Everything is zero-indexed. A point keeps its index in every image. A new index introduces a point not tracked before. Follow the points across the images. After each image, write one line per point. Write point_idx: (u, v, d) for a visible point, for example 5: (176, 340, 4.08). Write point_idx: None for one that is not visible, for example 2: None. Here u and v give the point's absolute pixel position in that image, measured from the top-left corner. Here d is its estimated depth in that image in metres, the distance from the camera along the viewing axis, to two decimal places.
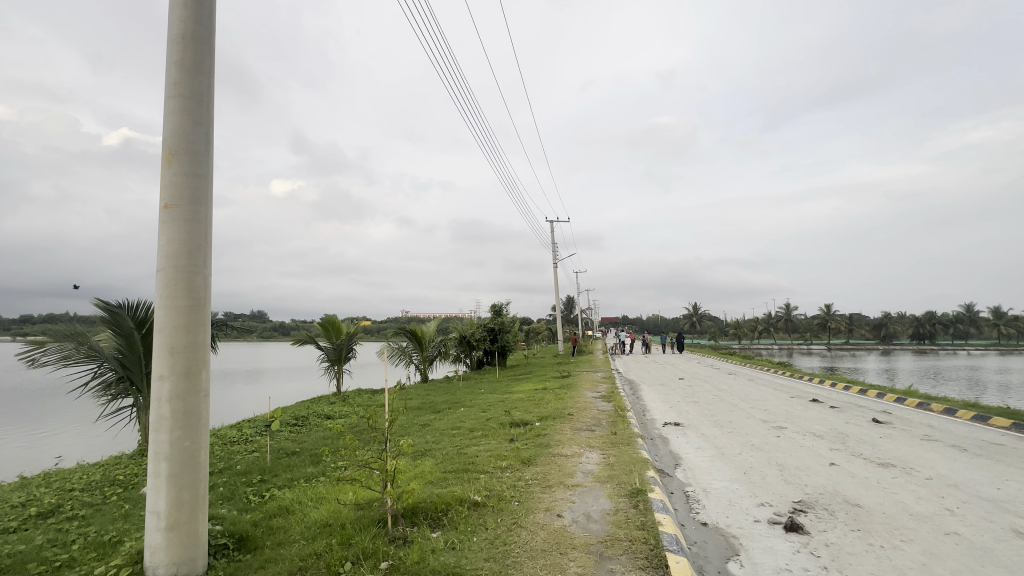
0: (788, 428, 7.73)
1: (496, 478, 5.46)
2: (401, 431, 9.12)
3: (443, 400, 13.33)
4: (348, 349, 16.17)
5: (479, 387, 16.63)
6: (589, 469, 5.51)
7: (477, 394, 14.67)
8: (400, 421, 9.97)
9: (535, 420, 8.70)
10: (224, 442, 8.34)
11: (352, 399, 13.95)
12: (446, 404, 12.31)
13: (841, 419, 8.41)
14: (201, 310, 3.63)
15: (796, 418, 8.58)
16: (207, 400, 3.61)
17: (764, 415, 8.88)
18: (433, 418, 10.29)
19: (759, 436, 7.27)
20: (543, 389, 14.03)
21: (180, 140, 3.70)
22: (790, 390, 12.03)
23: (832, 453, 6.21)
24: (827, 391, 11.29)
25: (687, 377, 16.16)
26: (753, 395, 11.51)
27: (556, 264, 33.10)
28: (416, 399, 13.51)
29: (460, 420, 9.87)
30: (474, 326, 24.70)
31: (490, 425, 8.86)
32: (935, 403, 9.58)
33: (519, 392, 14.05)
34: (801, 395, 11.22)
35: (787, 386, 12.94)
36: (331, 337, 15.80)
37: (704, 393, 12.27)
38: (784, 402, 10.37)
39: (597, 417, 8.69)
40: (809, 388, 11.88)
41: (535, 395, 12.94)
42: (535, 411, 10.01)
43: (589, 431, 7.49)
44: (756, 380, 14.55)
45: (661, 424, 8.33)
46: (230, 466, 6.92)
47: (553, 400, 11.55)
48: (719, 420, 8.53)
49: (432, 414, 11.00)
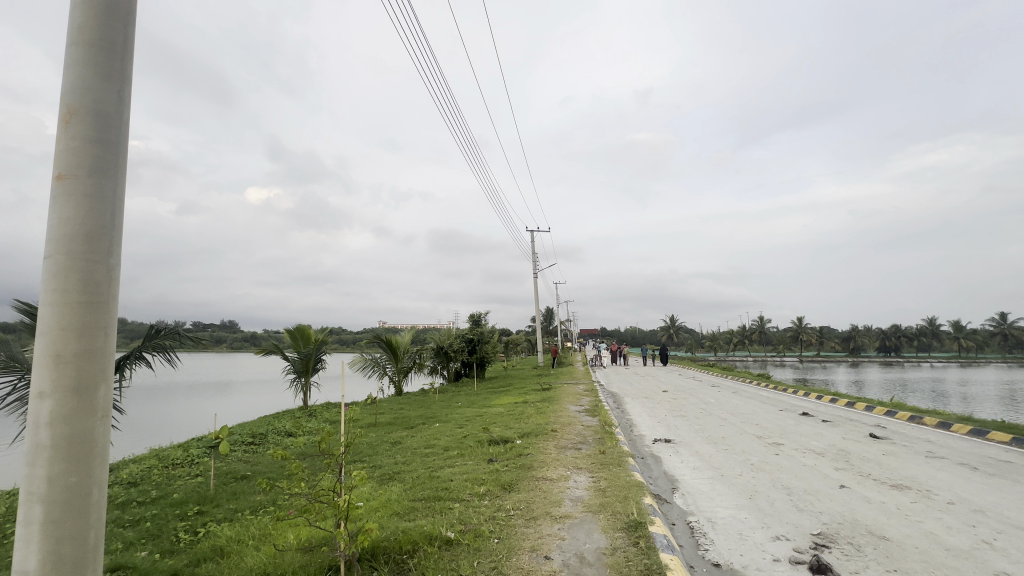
0: (785, 445, 7.25)
1: (472, 508, 4.76)
2: (370, 450, 8.31)
3: (417, 415, 12.47)
4: (316, 359, 15.15)
5: (456, 401, 15.80)
6: (577, 496, 4.87)
7: (453, 408, 13.88)
8: (368, 440, 9.13)
9: (516, 437, 8.02)
10: (164, 464, 7.36)
11: (319, 414, 12.96)
12: (420, 420, 11.49)
13: (838, 434, 7.99)
14: (104, 310, 2.90)
15: (791, 434, 8.13)
16: (105, 423, 2.84)
17: (758, 431, 8.40)
18: (405, 436, 9.51)
19: (757, 454, 6.75)
20: (523, 403, 13.33)
21: (82, 97, 2.96)
22: (778, 402, 11.67)
23: (838, 473, 5.73)
24: (815, 404, 10.97)
25: (671, 390, 15.74)
26: (741, 408, 11.08)
27: (537, 274, 32.77)
28: (387, 414, 12.66)
29: (434, 438, 9.11)
30: (451, 337, 23.84)
31: (465, 443, 8.15)
32: (927, 417, 9.28)
33: (498, 406, 13.33)
34: (790, 408, 10.88)
35: (774, 398, 12.63)
36: (299, 346, 14.78)
37: (691, 406, 11.77)
38: (775, 416, 9.95)
39: (582, 433, 8.08)
40: (798, 401, 11.52)
41: (515, 410, 12.26)
42: (515, 427, 9.33)
43: (575, 449, 6.86)
44: (741, 393, 14.20)
45: (651, 442, 7.77)
46: (165, 494, 6.01)
47: (534, 414, 10.89)
48: (711, 437, 8.02)
49: (405, 430, 10.19)
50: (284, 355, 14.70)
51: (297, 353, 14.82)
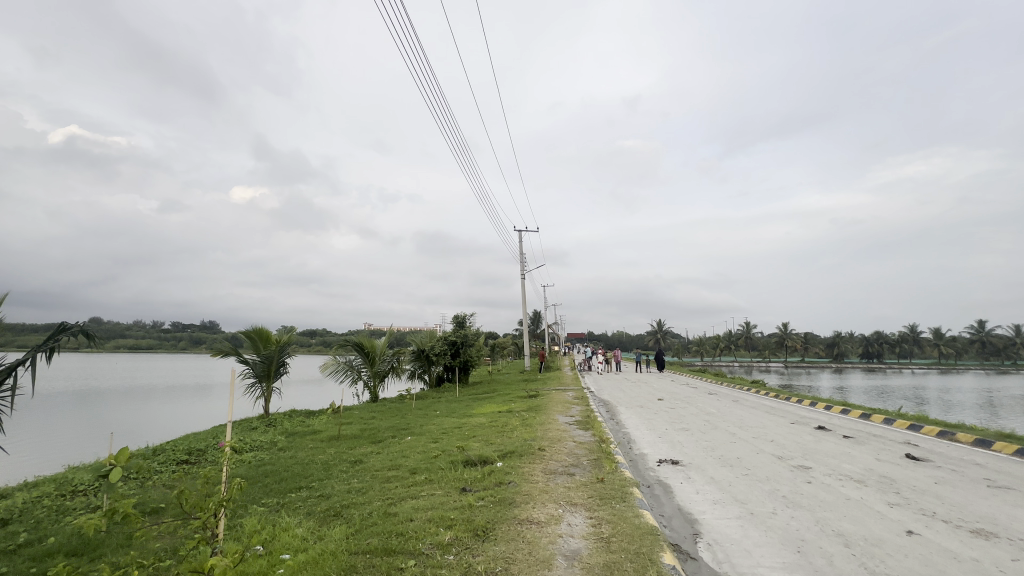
0: (814, 470, 6.14)
1: (432, 568, 3.51)
2: (323, 471, 7.00)
3: (389, 426, 11.18)
4: (279, 362, 13.72)
5: (436, 409, 14.49)
6: (574, 550, 3.66)
7: (430, 417, 12.59)
8: (324, 459, 7.83)
9: (496, 458, 6.78)
10: (60, 492, 5.95)
11: (279, 425, 11.57)
12: (391, 432, 10.18)
13: (869, 455, 6.91)
14: None
15: (815, 454, 7.01)
16: None
17: (777, 450, 7.27)
18: (371, 453, 8.22)
19: (787, 483, 5.60)
20: (508, 413, 12.10)
21: None
22: (787, 414, 10.62)
23: (893, 511, 4.61)
24: (830, 416, 9.96)
25: (666, 398, 14.63)
26: (749, 421, 10.00)
27: (524, 275, 31.72)
28: (355, 425, 11.33)
29: (404, 456, 7.84)
30: (433, 339, 22.48)
31: (436, 464, 6.87)
32: (960, 433, 8.24)
33: (480, 416, 12.10)
34: (803, 421, 9.83)
35: (780, 410, 11.63)
36: (260, 348, 13.33)
37: (692, 418, 10.66)
38: (789, 431, 8.85)
39: (574, 453, 6.86)
40: (809, 412, 10.50)
41: (498, 421, 11.01)
42: (496, 443, 8.08)
43: (566, 476, 5.64)
44: (742, 402, 13.15)
45: (655, 464, 6.59)
46: (40, 539, 4.63)
47: (519, 427, 9.68)
48: (724, 458, 6.87)
49: (371, 446, 8.87)
50: (243, 358, 13.23)
51: (258, 356, 13.38)
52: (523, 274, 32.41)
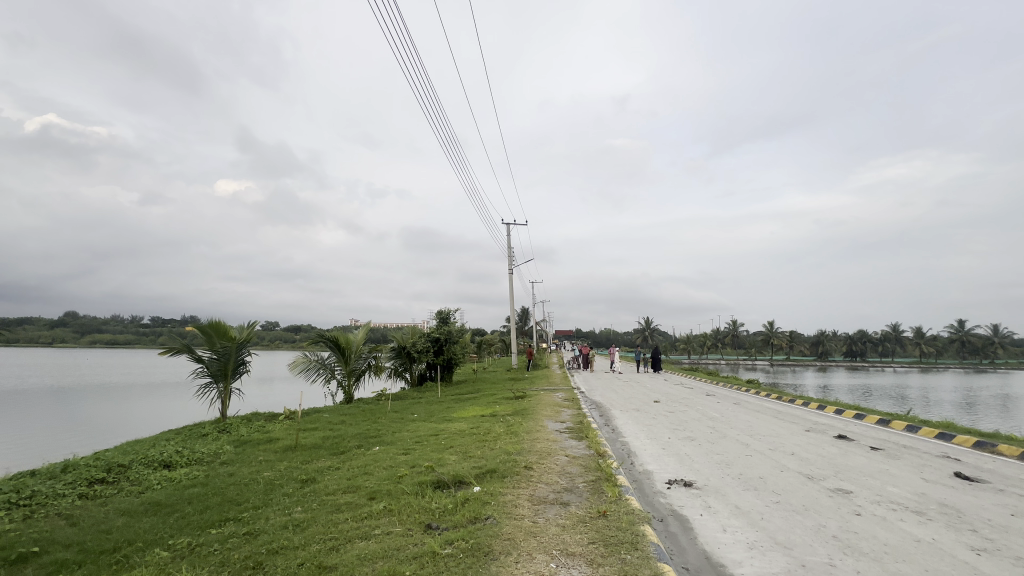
0: (857, 496, 5.07)
1: None
2: (263, 494, 5.75)
3: (356, 433, 9.90)
4: (238, 360, 12.34)
5: (413, 412, 13.23)
6: None
7: (404, 422, 11.34)
8: (269, 477, 6.55)
9: (472, 480, 5.60)
10: None
11: (232, 432, 10.23)
12: (358, 441, 8.95)
13: (913, 474, 5.86)
14: None
15: (848, 473, 5.96)
16: None
17: (803, 468, 6.22)
18: (328, 469, 6.99)
19: (831, 515, 4.53)
20: (492, 417, 10.90)
21: None
22: (798, 420, 9.67)
23: (981, 561, 3.55)
24: (847, 425, 9.02)
25: (663, 400, 13.59)
26: (759, 428, 8.98)
27: (512, 269, 30.71)
28: (318, 432, 10.03)
29: (365, 474, 6.62)
30: (416, 336, 21.22)
31: (399, 487, 5.66)
32: (1001, 444, 7.23)
33: (461, 421, 10.92)
34: (819, 429, 8.84)
35: (789, 415, 10.66)
36: (215, 343, 11.95)
37: (695, 425, 9.61)
38: (808, 441, 7.82)
39: (566, 472, 5.71)
40: (823, 420, 9.54)
41: (479, 428, 9.82)
42: (474, 459, 6.90)
43: (559, 509, 4.51)
44: (745, 406, 12.15)
45: (664, 487, 5.48)
46: None
47: (503, 436, 8.52)
48: (745, 478, 5.78)
49: (330, 459, 7.62)
50: (195, 354, 11.84)
51: (214, 353, 12.00)
52: (511, 269, 31.25)
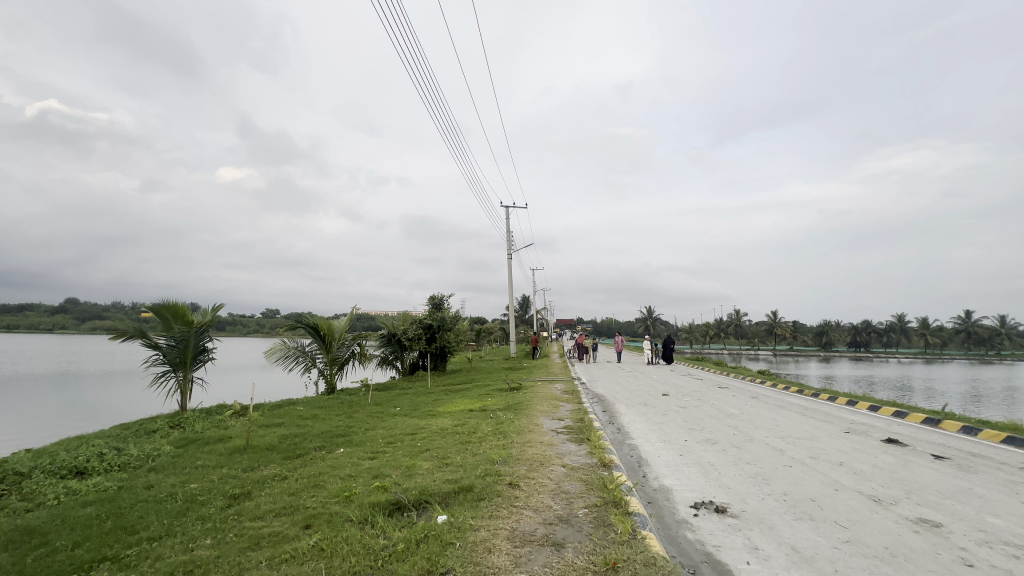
0: (951, 531, 3.77)
1: None
2: (170, 519, 4.45)
3: (324, 430, 8.64)
4: (198, 347, 11.08)
5: (395, 405, 11.96)
6: None
7: (382, 417, 10.11)
8: (191, 492, 5.26)
9: (438, 504, 4.28)
10: None
11: (185, 429, 9.02)
12: (320, 442, 7.65)
13: (1009, 497, 4.55)
14: None
15: (924, 494, 4.65)
16: None
17: (863, 486, 4.91)
18: (271, 481, 5.70)
19: (932, 568, 3.21)
20: (481, 413, 9.58)
21: None
22: (831, 419, 8.40)
23: None
24: (892, 427, 7.74)
25: (672, 394, 12.28)
26: (790, 429, 7.67)
27: (511, 254, 29.40)
28: (281, 429, 8.79)
29: (313, 489, 5.32)
30: (407, 322, 20.02)
31: (345, 510, 4.37)
32: None
33: (446, 417, 9.65)
34: (860, 431, 7.55)
35: (818, 413, 9.36)
36: (172, 327, 10.65)
37: (713, 424, 8.29)
38: (854, 448, 6.51)
39: (563, 494, 4.40)
40: (862, 421, 8.22)
41: (464, 425, 8.56)
42: (449, 470, 5.60)
43: (548, 555, 3.21)
44: (765, 401, 10.86)
45: (689, 515, 4.18)
46: None
47: (490, 437, 7.24)
48: (793, 502, 4.47)
49: (279, 466, 6.32)
50: (150, 341, 10.52)
51: (171, 340, 10.72)
52: (510, 256, 29.86)
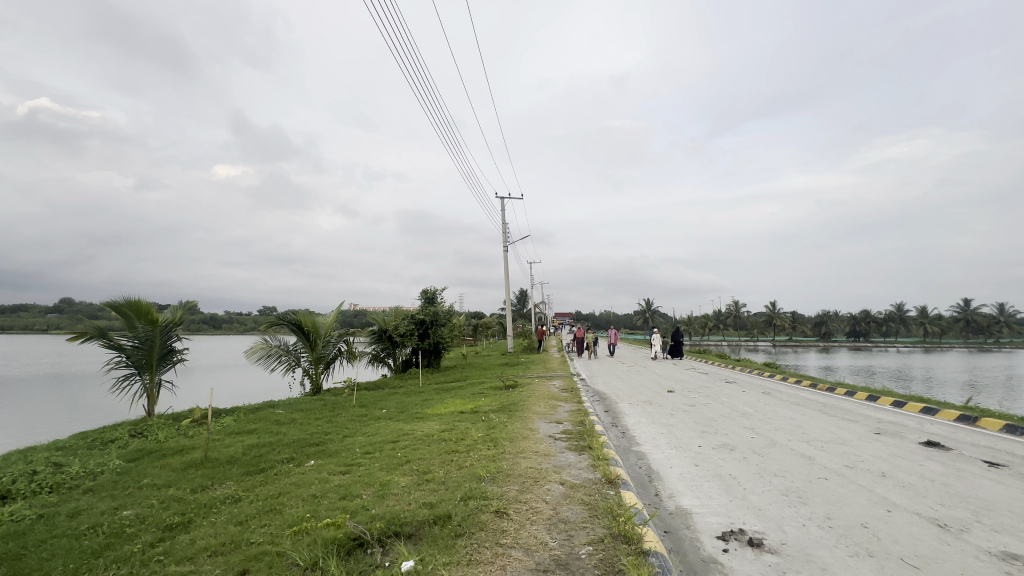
0: None
1: None
2: (79, 563, 3.62)
3: (299, 438, 7.84)
4: (166, 347, 10.25)
5: (381, 406, 11.14)
6: None
7: (365, 421, 9.32)
8: (120, 522, 4.43)
9: (407, 542, 3.47)
10: None
11: (146, 439, 8.19)
12: (290, 452, 6.83)
13: None
14: None
15: (996, 515, 3.85)
16: None
17: (919, 505, 4.12)
18: (220, 505, 4.87)
19: None
20: (472, 416, 8.76)
21: None
22: (857, 419, 7.63)
23: None
24: (926, 428, 6.97)
25: (678, 390, 11.51)
26: (814, 431, 6.90)
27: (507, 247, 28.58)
28: (251, 437, 7.97)
29: (267, 516, 4.49)
30: (399, 318, 19.21)
31: (293, 549, 3.54)
32: None
33: (434, 420, 8.87)
34: (892, 432, 6.78)
35: (839, 410, 8.61)
36: (135, 327, 9.78)
37: (727, 425, 7.51)
38: (893, 453, 5.73)
39: (561, 525, 3.58)
40: (892, 422, 7.44)
41: (452, 430, 7.76)
42: (427, 490, 4.78)
43: None
44: (779, 397, 10.10)
45: (718, 551, 3.37)
46: None
47: (479, 445, 6.43)
48: (842, 529, 3.67)
49: (235, 485, 5.49)
50: (112, 342, 9.65)
51: (136, 340, 9.86)
52: (506, 250, 28.97)
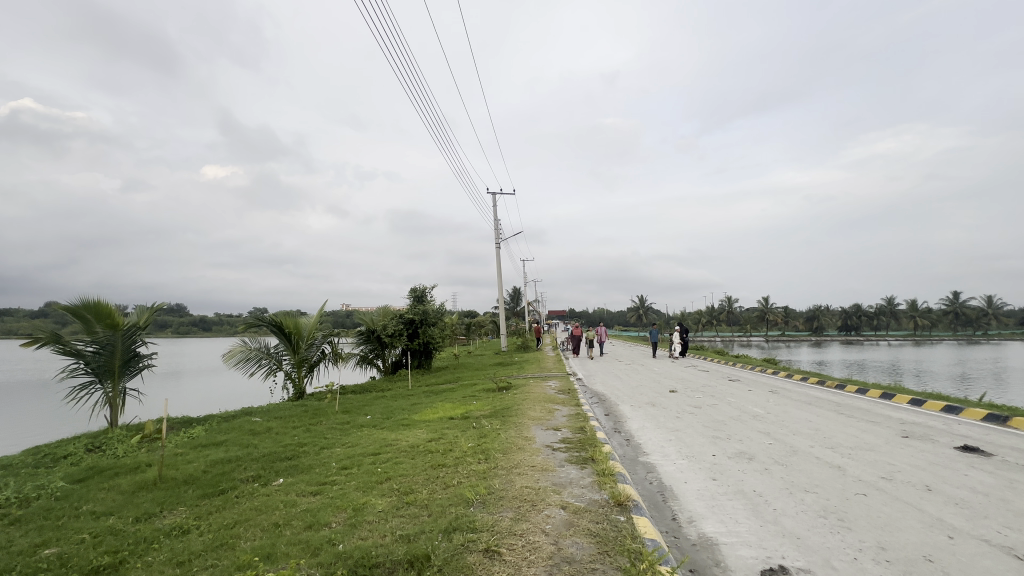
0: None
1: None
2: None
3: (271, 450, 7.13)
4: (130, 352, 9.45)
5: (367, 412, 10.44)
6: None
7: (347, 429, 8.62)
8: (36, 566, 3.69)
9: None
10: None
11: (102, 454, 7.42)
12: (257, 469, 6.10)
13: None
14: None
15: None
16: None
17: (985, 529, 3.51)
18: (164, 539, 4.15)
19: None
20: (462, 422, 8.07)
21: None
22: (878, 421, 7.06)
23: None
24: (958, 431, 6.39)
25: (680, 390, 10.92)
26: (836, 436, 6.31)
27: (500, 244, 27.91)
28: (218, 451, 7.23)
29: (215, 554, 3.79)
30: (387, 317, 18.48)
31: None
32: None
33: (421, 427, 8.19)
34: (921, 436, 6.20)
35: (857, 411, 8.04)
36: (95, 331, 8.97)
37: (740, 429, 6.90)
38: (931, 461, 5.13)
39: (566, 568, 2.91)
40: (917, 425, 6.86)
41: (440, 439, 7.08)
42: (406, 519, 4.09)
43: None
44: (789, 396, 9.54)
45: None
46: None
47: (469, 457, 5.76)
48: (903, 565, 3.05)
49: (187, 512, 4.77)
50: (68, 348, 8.83)
51: (95, 345, 9.04)
52: (498, 246, 28.24)
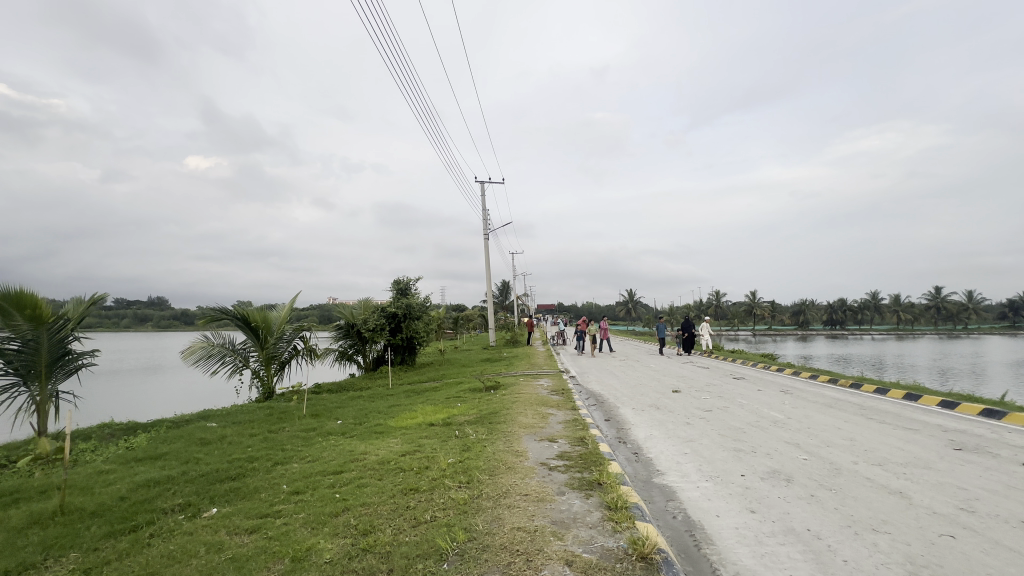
0: None
1: None
2: None
3: (214, 467, 6.00)
4: (62, 349, 8.23)
5: (339, 416, 9.36)
6: None
7: (311, 438, 7.52)
8: None
9: None
10: None
11: (11, 472, 6.23)
12: (188, 495, 4.97)
13: None
14: None
15: None
16: None
17: None
18: None
19: None
20: (444, 431, 7.01)
21: None
22: (919, 430, 6.17)
23: None
24: (1015, 442, 5.52)
25: (685, 390, 9.96)
26: (880, 449, 5.39)
27: (489, 235, 26.78)
28: (152, 467, 6.11)
29: None
30: (369, 311, 17.34)
31: None
32: None
33: (396, 436, 7.12)
34: (978, 449, 5.32)
35: (887, 416, 7.16)
36: (17, 325, 7.74)
37: (765, 440, 5.95)
38: (1009, 485, 4.23)
39: None
40: (964, 434, 5.98)
41: (415, 453, 6.01)
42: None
43: None
44: (805, 398, 8.65)
45: None
46: None
47: (447, 480, 4.70)
48: None
49: (76, 563, 3.65)
50: None
51: (18, 341, 7.80)
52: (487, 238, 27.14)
